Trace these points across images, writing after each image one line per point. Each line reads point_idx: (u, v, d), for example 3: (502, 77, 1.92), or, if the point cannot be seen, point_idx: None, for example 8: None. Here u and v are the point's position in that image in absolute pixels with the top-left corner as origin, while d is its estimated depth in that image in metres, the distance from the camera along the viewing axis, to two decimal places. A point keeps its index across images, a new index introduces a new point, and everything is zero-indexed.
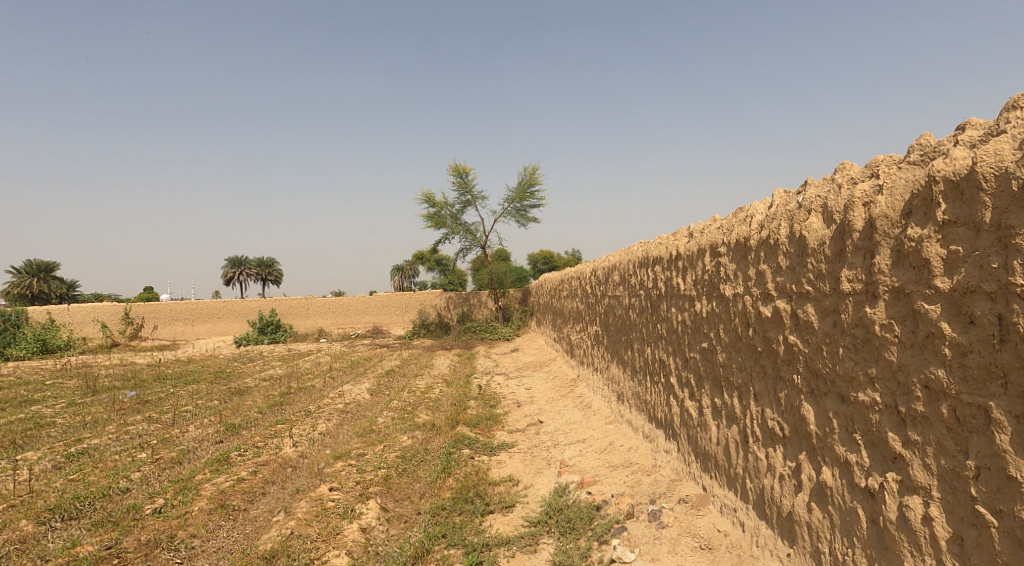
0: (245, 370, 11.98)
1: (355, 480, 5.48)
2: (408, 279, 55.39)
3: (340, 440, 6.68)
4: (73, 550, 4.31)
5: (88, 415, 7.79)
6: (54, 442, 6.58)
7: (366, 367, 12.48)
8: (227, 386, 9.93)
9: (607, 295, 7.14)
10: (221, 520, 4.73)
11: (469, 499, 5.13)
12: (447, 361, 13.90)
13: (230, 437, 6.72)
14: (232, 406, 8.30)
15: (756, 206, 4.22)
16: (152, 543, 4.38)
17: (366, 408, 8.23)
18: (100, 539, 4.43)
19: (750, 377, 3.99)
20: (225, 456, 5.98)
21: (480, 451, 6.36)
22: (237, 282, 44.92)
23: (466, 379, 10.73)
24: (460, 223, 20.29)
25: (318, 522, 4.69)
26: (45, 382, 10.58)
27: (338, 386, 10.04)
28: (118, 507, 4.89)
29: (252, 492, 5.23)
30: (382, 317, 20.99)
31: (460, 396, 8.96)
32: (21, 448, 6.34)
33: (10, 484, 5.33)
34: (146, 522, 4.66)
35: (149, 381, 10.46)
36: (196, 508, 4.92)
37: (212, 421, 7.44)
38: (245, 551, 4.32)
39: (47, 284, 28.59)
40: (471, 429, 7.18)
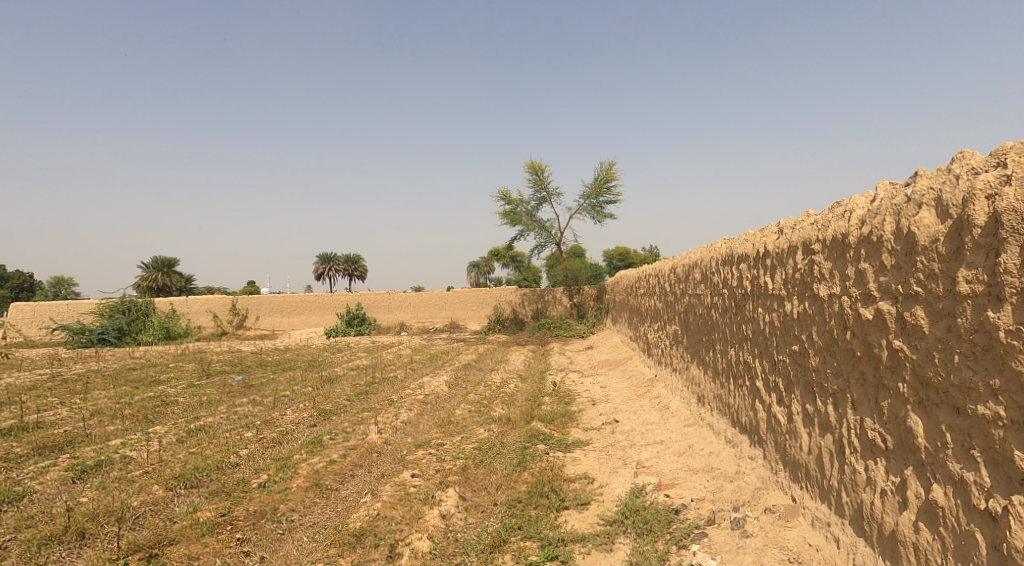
0: (338, 361, 12.42)
1: (434, 468, 5.56)
2: (484, 276, 56.31)
3: (420, 430, 6.79)
4: (194, 515, 4.64)
5: (204, 394, 8.34)
6: (177, 419, 7.04)
7: (447, 360, 12.63)
8: (320, 374, 10.34)
9: (687, 294, 6.93)
10: (316, 498, 4.94)
11: (545, 494, 5.10)
12: (521, 357, 13.93)
13: (321, 421, 6.97)
14: (324, 392, 8.62)
15: (857, 200, 3.93)
16: (258, 511, 4.69)
17: (446, 401, 8.31)
18: (216, 506, 4.76)
19: (848, 383, 3.75)
20: (318, 439, 6.21)
21: (554, 447, 6.32)
22: (326, 277, 46.81)
23: (541, 376, 10.70)
24: (535, 219, 20.32)
25: (402, 506, 4.80)
26: (168, 364, 11.43)
27: (419, 377, 10.25)
28: (232, 479, 5.23)
29: (342, 473, 5.41)
30: (459, 312, 21.29)
31: (535, 392, 8.95)
32: (155, 422, 6.86)
33: (147, 453, 5.81)
34: (251, 494, 4.96)
35: (253, 366, 11.09)
36: (296, 483, 5.19)
37: (307, 406, 7.72)
38: (337, 527, 4.50)
39: (171, 278, 30.55)
40: (546, 425, 7.15)
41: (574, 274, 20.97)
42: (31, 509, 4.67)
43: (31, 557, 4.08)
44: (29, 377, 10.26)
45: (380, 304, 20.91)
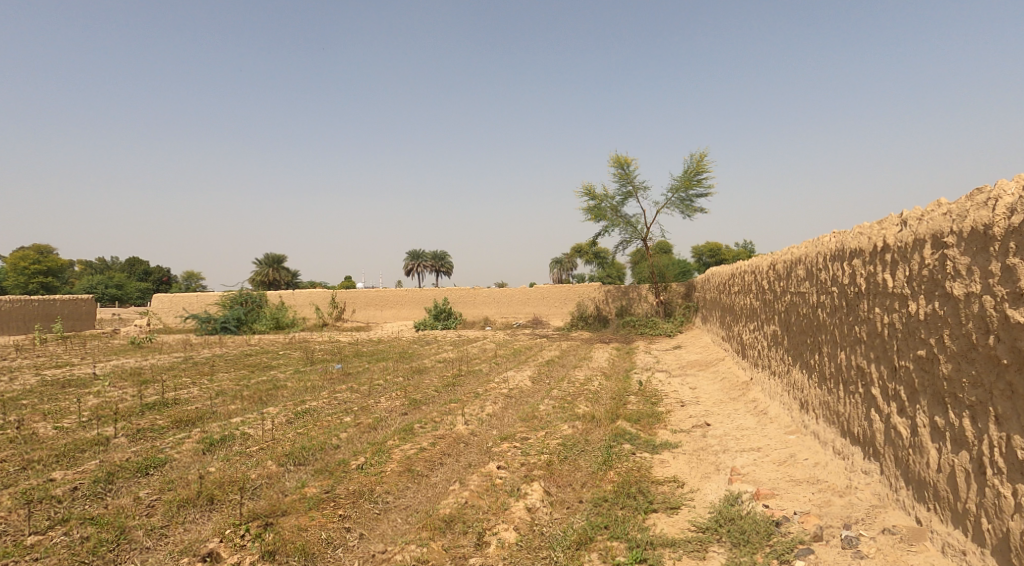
0: (428, 352, 12.78)
1: (521, 461, 5.51)
2: (567, 272, 56.10)
3: (505, 423, 6.77)
4: (304, 490, 5.06)
5: (309, 380, 8.87)
6: (286, 401, 7.74)
7: (532, 355, 12.63)
8: (410, 365, 10.62)
9: (789, 293, 6.53)
10: (409, 483, 5.15)
11: (632, 495, 4.91)
12: (604, 354, 13.70)
13: (412, 411, 7.12)
14: (413, 382, 8.79)
15: (1003, 186, 3.47)
16: (361, 489, 4.99)
17: (530, 396, 8.27)
18: (320, 484, 5.15)
19: (993, 396, 3.39)
20: (409, 427, 6.33)
21: (641, 447, 6.10)
22: (415, 273, 48.17)
23: (626, 374, 10.44)
24: (620, 215, 19.92)
25: (488, 496, 4.85)
26: (279, 351, 12.44)
27: (503, 371, 10.29)
28: (334, 458, 5.65)
29: (432, 460, 5.54)
30: (541, 308, 21.08)
31: (620, 390, 8.73)
32: (267, 404, 7.63)
33: (262, 431, 6.47)
34: (351, 475, 5.26)
35: (350, 355, 11.56)
36: (389, 467, 5.40)
37: (399, 395, 7.89)
38: (429, 512, 4.65)
39: (280, 273, 32.34)
40: (631, 425, 6.94)
41: (661, 271, 20.40)
42: (170, 475, 5.39)
43: (171, 518, 4.67)
44: (167, 362, 12.21)
45: (463, 298, 21.20)
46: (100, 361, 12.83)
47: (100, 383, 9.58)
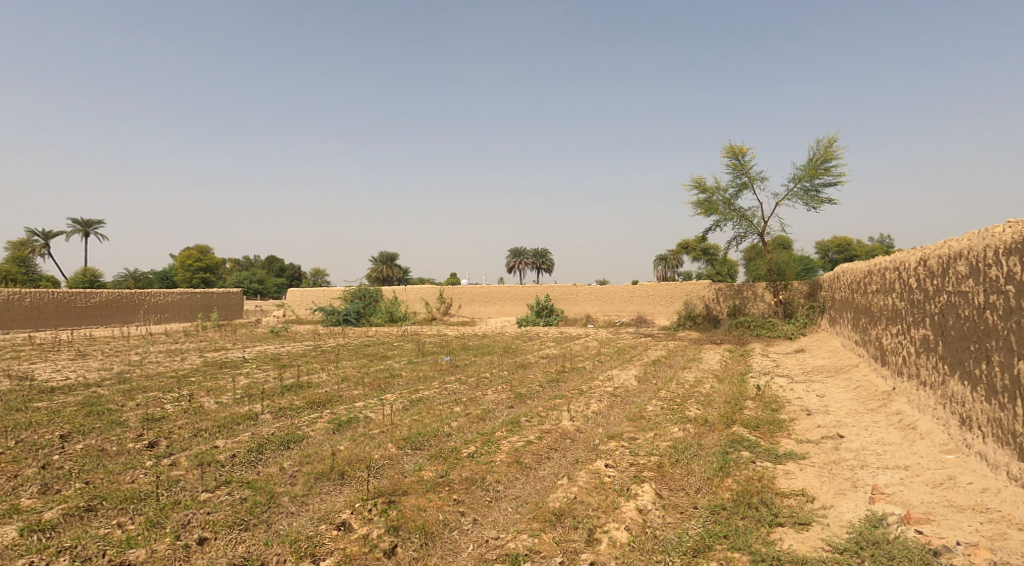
0: (530, 347, 13.04)
1: (625, 461, 5.67)
2: (674, 270, 54.61)
3: (611, 422, 6.83)
4: (421, 472, 5.65)
5: (421, 370, 9.54)
6: (402, 389, 8.44)
7: (631, 353, 12.47)
8: (515, 359, 10.73)
9: (944, 294, 5.96)
10: (517, 474, 5.57)
11: (753, 505, 4.79)
12: (717, 356, 13.16)
13: (516, 405, 7.43)
14: (518, 375, 8.96)
15: None
16: (473, 477, 5.49)
17: (633, 395, 8.10)
18: (437, 467, 5.71)
19: None
20: (517, 420, 6.76)
21: (761, 456, 5.80)
22: (517, 271, 48.67)
23: (742, 378, 9.89)
24: (734, 208, 19.06)
25: (597, 494, 5.12)
26: (394, 342, 13.34)
27: (608, 369, 10.15)
28: (447, 445, 6.26)
29: (539, 454, 5.94)
30: (646, 306, 20.70)
31: (735, 394, 8.30)
32: (385, 391, 8.39)
33: (381, 415, 7.29)
34: (461, 461, 5.77)
35: (457, 348, 11.84)
36: (494, 459, 5.87)
37: (505, 388, 8.17)
38: (538, 504, 5.07)
39: (392, 270, 33.61)
40: (750, 431, 6.60)
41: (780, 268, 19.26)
42: (307, 450, 6.26)
43: (310, 488, 5.44)
44: (299, 348, 13.43)
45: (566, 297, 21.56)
46: (248, 346, 14.47)
47: (248, 366, 10.92)
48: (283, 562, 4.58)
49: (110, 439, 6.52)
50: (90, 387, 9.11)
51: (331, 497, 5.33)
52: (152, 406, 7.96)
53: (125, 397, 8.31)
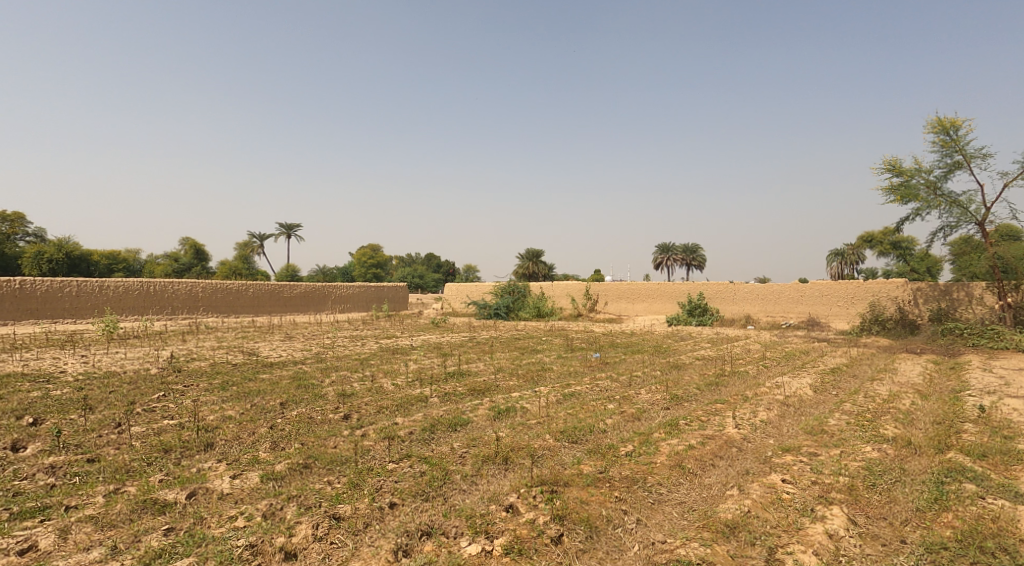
0: (680, 345, 17.70)
1: (809, 479, 8.17)
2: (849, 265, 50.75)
3: (785, 433, 9.60)
4: (581, 465, 8.80)
5: (574, 366, 14.61)
6: (555, 382, 13.07)
7: (798, 356, 14.74)
8: (672, 360, 14.99)
9: None
10: (682, 476, 8.41)
11: (979, 548, 6.86)
12: (918, 365, 13.05)
13: (673, 407, 11.00)
14: (678, 379, 12.79)
15: None
16: (632, 477, 8.39)
17: (810, 405, 10.72)
18: (595, 464, 8.78)
19: None
20: (677, 423, 9.98)
21: (992, 491, 7.72)
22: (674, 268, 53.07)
23: (948, 395, 10.73)
24: (940, 192, 16.73)
25: (780, 513, 7.56)
26: (542, 338, 19.53)
27: (778, 378, 12.60)
28: (605, 442, 9.43)
29: (703, 460, 8.76)
30: (821, 308, 20.39)
31: (936, 472, 8.09)
32: (539, 383, 12.94)
33: (538, 406, 11.34)
34: (622, 459, 8.85)
35: (608, 346, 17.62)
36: (668, 458, 8.86)
37: (662, 389, 12.07)
38: (704, 511, 7.72)
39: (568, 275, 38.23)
40: (964, 457, 8.47)
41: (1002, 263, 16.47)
42: (472, 434, 9.98)
43: (478, 470, 8.75)
44: (459, 339, 19.39)
45: (723, 295, 22.52)
46: (413, 336, 20.41)
47: (416, 352, 16.77)
48: (462, 531, 7.61)
49: (314, 410, 11.10)
50: (295, 364, 15.02)
51: (499, 480, 8.50)
52: (341, 383, 13.06)
53: (322, 375, 13.74)
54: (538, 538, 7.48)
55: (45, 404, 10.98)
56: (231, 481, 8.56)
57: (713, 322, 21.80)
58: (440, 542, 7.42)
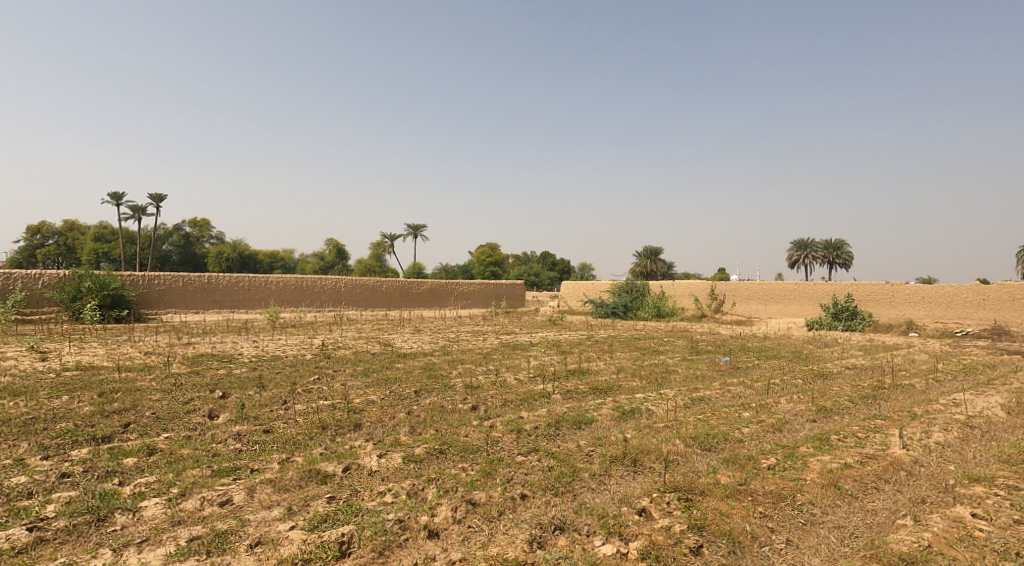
0: (825, 351, 19.96)
1: (1007, 518, 8.31)
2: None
3: (967, 461, 9.88)
4: (715, 474, 9.58)
5: (698, 369, 18.37)
6: (672, 381, 16.51)
7: (982, 373, 15.42)
8: (810, 366, 17.33)
9: None
10: (839, 499, 8.89)
11: None
12: None
13: (820, 420, 12.06)
14: (819, 387, 14.55)
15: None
16: (776, 491, 9.01)
17: (997, 430, 11.07)
18: (731, 475, 9.52)
19: None
20: (830, 438, 10.70)
21: None
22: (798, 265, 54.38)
23: None
24: None
25: (971, 551, 7.72)
26: (662, 338, 24.23)
27: (958, 394, 13.38)
28: (742, 453, 10.12)
29: (864, 484, 9.24)
30: (1007, 314, 21.85)
31: None
32: (664, 384, 15.78)
33: (662, 410, 13.82)
34: (763, 472, 9.51)
35: (738, 349, 21.29)
36: (818, 477, 9.42)
37: (805, 400, 13.45)
38: (872, 540, 8.04)
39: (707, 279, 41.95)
40: None
41: None
42: (597, 432, 12.39)
43: (604, 470, 9.56)
44: (578, 337, 25.01)
45: (878, 297, 24.58)
46: (535, 333, 26.16)
47: (536, 349, 21.91)
48: (594, 530, 8.43)
49: (444, 400, 14.47)
50: (424, 355, 20.29)
51: (630, 481, 9.47)
52: (468, 375, 17.88)
53: (449, 367, 18.74)
54: (674, 546, 8.14)
55: (230, 382, 16.04)
56: (379, 461, 10.03)
57: (865, 325, 23.74)
58: (574, 538, 8.24)
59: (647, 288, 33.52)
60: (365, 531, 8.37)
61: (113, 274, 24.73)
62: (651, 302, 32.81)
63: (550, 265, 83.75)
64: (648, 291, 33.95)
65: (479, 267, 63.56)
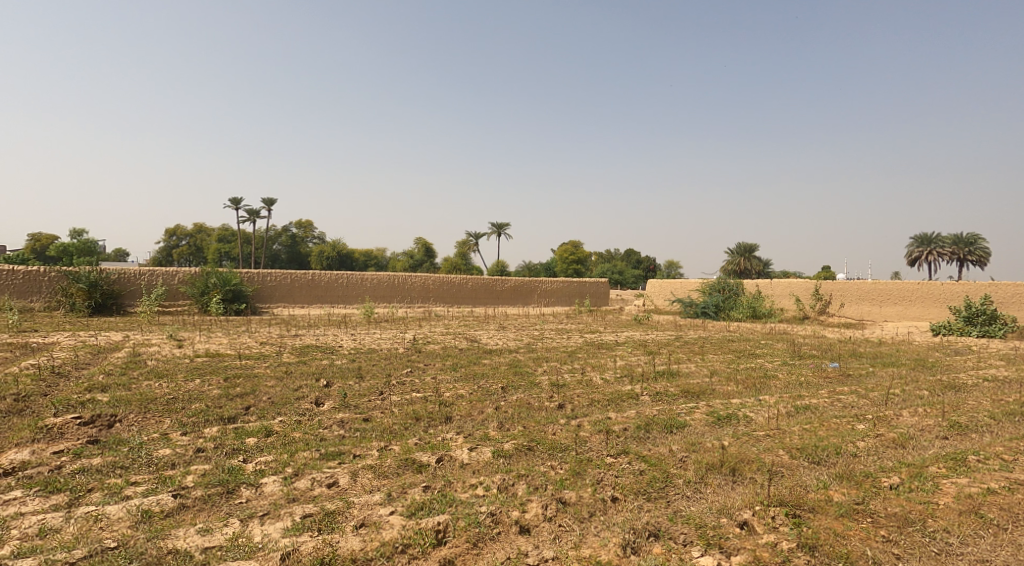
0: (953, 359, 18.09)
1: None
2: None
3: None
4: (827, 489, 8.03)
5: (801, 374, 16.73)
6: (776, 390, 15.27)
7: None
8: (929, 374, 16.18)
9: None
10: (985, 529, 7.18)
11: None
12: None
13: (955, 436, 9.66)
14: (973, 399, 12.23)
15: None
16: (901, 513, 7.48)
17: None
18: (849, 492, 7.97)
19: None
20: (967, 459, 8.57)
21: None
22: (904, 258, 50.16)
23: None
24: None
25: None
26: (763, 341, 22.18)
27: None
28: (859, 468, 8.49)
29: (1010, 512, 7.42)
30: None
31: None
32: (764, 391, 15.25)
33: None
34: (884, 491, 7.87)
35: (847, 354, 19.25)
36: (955, 502, 7.66)
37: (932, 413, 10.73)
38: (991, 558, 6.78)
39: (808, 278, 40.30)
40: None
41: None
42: (690, 437, 9.72)
43: (704, 478, 8.26)
44: (664, 337, 23.24)
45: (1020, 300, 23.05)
46: (619, 332, 24.58)
47: (621, 349, 20.60)
48: (691, 539, 7.31)
49: (529, 395, 14.55)
50: (510, 352, 19.69)
51: (732, 491, 8.05)
52: (554, 371, 17.16)
53: (536, 364, 18.06)
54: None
55: (338, 370, 16.36)
56: (468, 453, 9.26)
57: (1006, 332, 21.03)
58: (668, 545, 7.04)
59: (747, 287, 29.73)
60: (462, 521, 7.54)
61: (234, 270, 26.10)
62: (745, 302, 28.78)
63: (637, 266, 83.12)
64: (741, 290, 29.68)
65: (564, 264, 61.20)
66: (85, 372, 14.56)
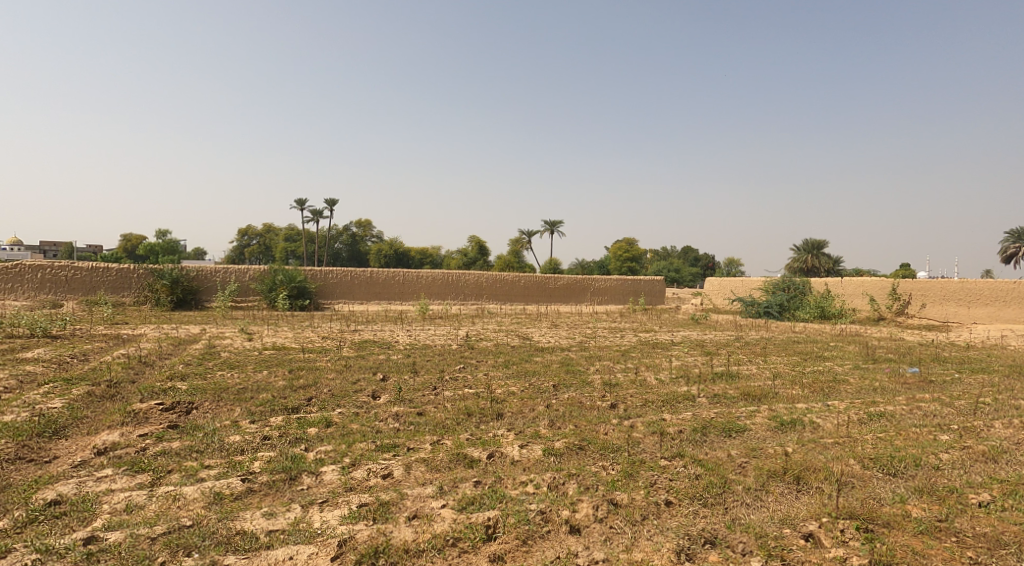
0: None
1: None
2: None
3: None
4: (904, 504, 6.19)
5: (875, 380, 10.47)
6: (850, 397, 9.37)
7: None
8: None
9: None
10: None
11: None
12: None
13: None
14: None
15: None
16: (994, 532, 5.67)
17: None
18: (929, 508, 6.12)
19: None
20: None
21: None
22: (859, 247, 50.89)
23: None
24: None
25: None
26: (831, 342, 14.60)
27: None
28: (939, 481, 6.57)
29: None
30: None
31: None
32: (832, 397, 9.36)
33: (834, 424, 8.23)
34: (972, 508, 6.05)
35: (931, 360, 12.27)
36: None
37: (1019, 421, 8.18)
38: None
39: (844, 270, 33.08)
40: None
41: None
42: (751, 443, 7.50)
43: (764, 484, 6.53)
44: (726, 338, 15.45)
45: None
46: (673, 331, 16.69)
47: (677, 349, 13.38)
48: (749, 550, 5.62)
49: (583, 394, 9.21)
50: (563, 350, 12.62)
51: (792, 500, 6.26)
52: (607, 371, 10.78)
53: (589, 363, 11.36)
54: None
55: (388, 363, 10.64)
56: (517, 449, 7.19)
57: None
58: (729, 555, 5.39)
59: (812, 286, 20.35)
60: (509, 518, 5.94)
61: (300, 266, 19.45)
62: (814, 302, 19.77)
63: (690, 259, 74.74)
64: (807, 289, 20.46)
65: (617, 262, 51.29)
66: (164, 361, 10.46)
